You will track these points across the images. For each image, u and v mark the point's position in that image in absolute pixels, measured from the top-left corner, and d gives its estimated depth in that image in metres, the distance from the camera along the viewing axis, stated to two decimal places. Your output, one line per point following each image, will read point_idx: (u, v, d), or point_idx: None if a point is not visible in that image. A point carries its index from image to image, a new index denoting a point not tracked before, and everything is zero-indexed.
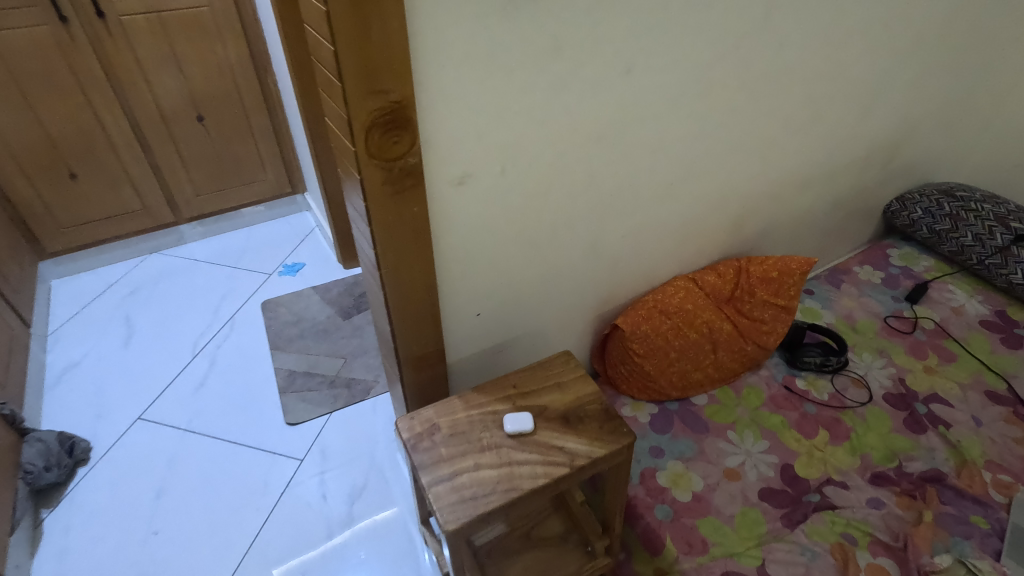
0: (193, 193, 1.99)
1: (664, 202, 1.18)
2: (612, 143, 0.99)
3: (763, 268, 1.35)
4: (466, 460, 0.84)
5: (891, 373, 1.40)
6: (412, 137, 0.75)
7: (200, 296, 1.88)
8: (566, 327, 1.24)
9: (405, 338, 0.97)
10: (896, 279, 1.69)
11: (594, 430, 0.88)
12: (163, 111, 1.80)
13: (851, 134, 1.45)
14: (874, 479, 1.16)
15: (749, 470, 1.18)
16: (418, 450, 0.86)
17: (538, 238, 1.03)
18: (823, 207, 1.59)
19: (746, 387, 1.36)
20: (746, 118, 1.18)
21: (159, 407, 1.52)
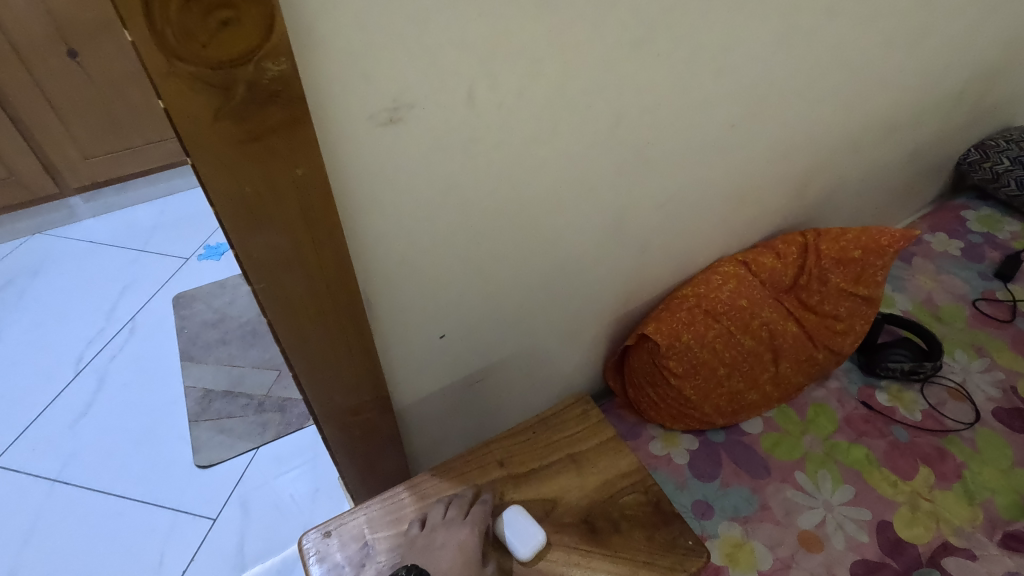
0: (80, 156, 1.54)
1: (718, 154, 0.79)
2: (655, 54, 0.59)
3: (839, 245, 0.98)
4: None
5: (997, 380, 1.06)
6: (261, 9, 0.34)
7: (93, 289, 1.46)
8: (573, 337, 0.87)
9: (320, 386, 0.59)
10: (979, 250, 1.34)
11: (636, 546, 0.54)
12: (16, 43, 1.33)
13: (954, 55, 1.06)
14: (1007, 543, 0.83)
15: (833, 534, 0.84)
16: (440, 530, 0.53)
17: (532, 214, 0.64)
18: (898, 160, 1.22)
19: (812, 405, 1.01)
20: (839, 21, 0.77)
21: (22, 448, 1.14)
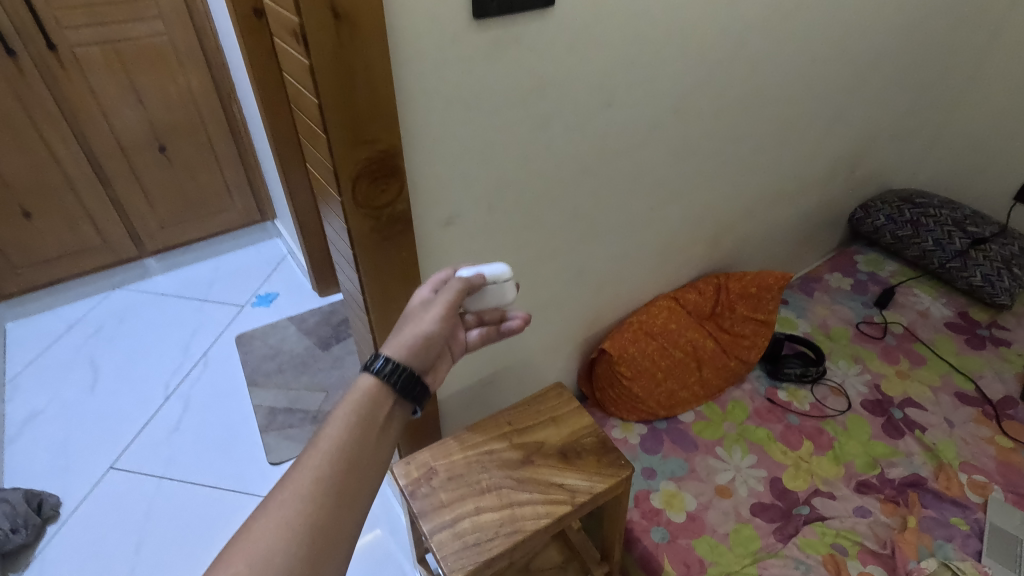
0: (157, 226, 1.93)
1: (645, 227, 1.19)
2: (594, 174, 0.99)
3: (741, 284, 1.38)
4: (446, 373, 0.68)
5: (866, 380, 1.45)
6: (399, 184, 0.73)
7: (170, 332, 1.81)
8: (554, 353, 1.24)
9: None
10: (865, 285, 1.75)
11: (592, 464, 0.89)
12: (122, 143, 1.73)
13: (819, 149, 1.49)
14: (859, 488, 1.20)
15: (739, 486, 1.20)
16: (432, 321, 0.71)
17: (524, 271, 1.02)
18: (793, 220, 1.63)
19: (730, 401, 1.38)
20: (721, 141, 1.19)
21: (132, 454, 1.46)
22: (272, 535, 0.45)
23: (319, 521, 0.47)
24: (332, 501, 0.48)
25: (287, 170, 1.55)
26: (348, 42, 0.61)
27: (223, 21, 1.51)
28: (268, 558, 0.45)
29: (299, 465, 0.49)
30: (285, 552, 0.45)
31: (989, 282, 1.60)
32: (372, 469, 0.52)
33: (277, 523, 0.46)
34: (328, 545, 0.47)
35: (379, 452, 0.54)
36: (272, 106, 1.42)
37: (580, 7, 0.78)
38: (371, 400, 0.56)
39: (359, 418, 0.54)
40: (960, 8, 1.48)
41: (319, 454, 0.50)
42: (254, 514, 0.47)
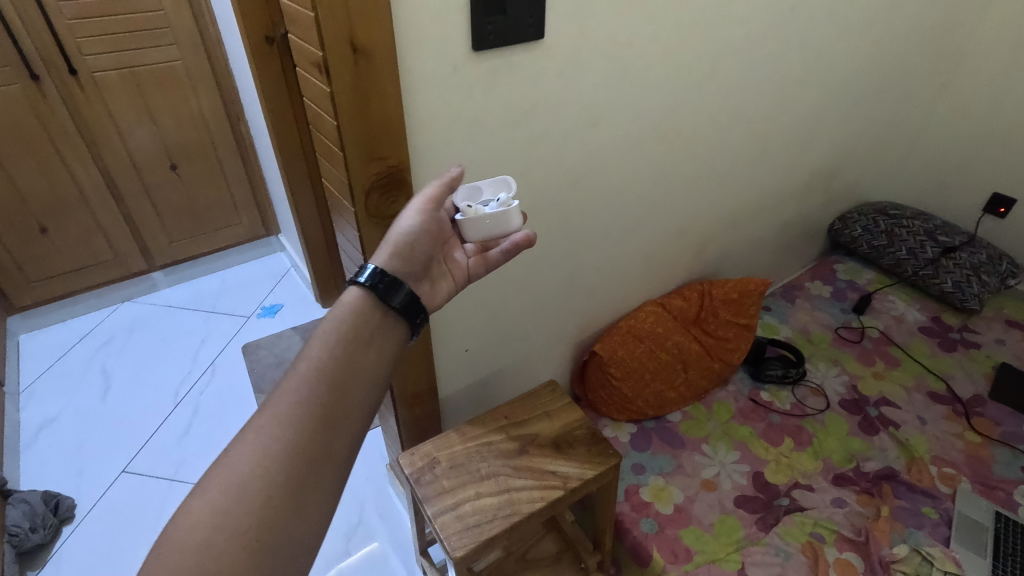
0: (167, 241, 2.01)
1: (632, 237, 1.27)
2: (583, 188, 1.08)
3: (724, 290, 1.46)
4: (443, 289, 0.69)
5: (844, 380, 1.53)
6: (406, 196, 0.83)
7: (179, 342, 1.87)
8: (547, 355, 1.32)
9: (401, 379, 1.02)
10: (843, 293, 1.84)
11: (583, 453, 0.96)
12: (136, 161, 1.83)
13: (797, 164, 1.58)
14: (836, 480, 1.27)
15: (724, 480, 1.27)
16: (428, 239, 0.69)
17: (519, 277, 1.10)
18: (774, 231, 1.73)
19: (715, 401, 1.46)
20: (702, 157, 1.27)
21: (143, 458, 1.51)
22: (251, 459, 0.48)
23: (298, 445, 0.49)
24: (314, 425, 0.50)
25: (295, 187, 1.63)
26: (365, 71, 0.69)
27: (234, 47, 1.60)
28: (247, 481, 0.47)
29: (280, 390, 0.52)
30: (264, 476, 0.47)
31: (959, 288, 1.71)
32: (356, 390, 0.53)
33: (255, 446, 0.48)
34: (309, 471, 0.49)
35: (365, 372, 0.54)
36: (283, 130, 1.50)
37: (568, 39, 0.87)
38: (356, 316, 0.57)
39: (342, 335, 0.55)
40: (925, 34, 1.58)
41: (299, 375, 0.52)
42: (235, 439, 0.50)
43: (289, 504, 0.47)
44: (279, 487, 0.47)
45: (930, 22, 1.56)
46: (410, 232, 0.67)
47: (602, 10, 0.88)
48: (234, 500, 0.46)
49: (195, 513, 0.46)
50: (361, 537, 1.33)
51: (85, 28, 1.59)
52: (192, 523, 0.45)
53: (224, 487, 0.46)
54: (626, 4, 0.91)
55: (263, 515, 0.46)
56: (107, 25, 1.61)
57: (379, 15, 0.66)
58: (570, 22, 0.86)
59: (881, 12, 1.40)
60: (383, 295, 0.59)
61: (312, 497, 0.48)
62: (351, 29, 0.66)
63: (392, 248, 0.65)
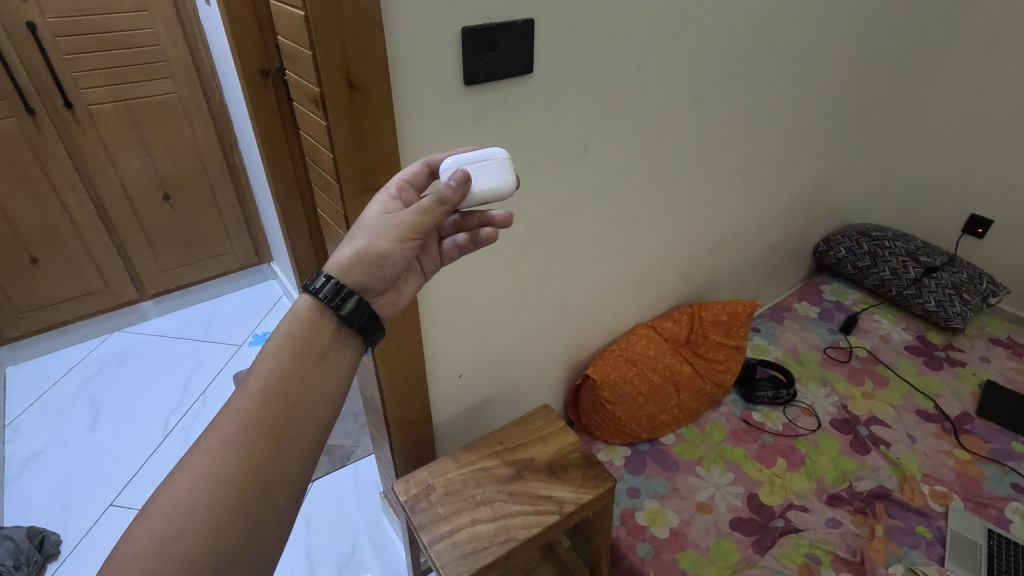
0: (159, 270, 2.01)
1: (621, 261, 1.30)
2: (572, 215, 1.10)
3: (713, 312, 1.48)
4: (411, 288, 0.70)
5: (834, 401, 1.54)
6: None
7: (169, 372, 1.86)
8: (540, 379, 1.32)
9: (395, 406, 1.03)
10: (831, 313, 1.87)
11: (578, 477, 0.97)
12: (129, 192, 1.84)
13: (780, 189, 1.62)
14: (830, 501, 1.28)
15: (718, 502, 1.27)
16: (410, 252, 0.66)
17: (511, 303, 1.12)
18: (761, 253, 1.76)
19: (708, 423, 1.46)
20: (688, 183, 1.31)
21: (132, 490, 1.49)
22: (197, 485, 0.49)
23: (247, 470, 0.51)
24: (265, 448, 0.52)
25: (288, 216, 1.65)
26: (360, 106, 0.72)
27: (230, 79, 1.63)
28: (192, 508, 0.48)
29: (229, 409, 0.53)
30: (211, 503, 0.49)
31: (942, 307, 1.74)
32: (309, 407, 0.55)
33: (201, 472, 0.50)
34: (259, 494, 0.51)
35: (317, 390, 0.56)
36: (277, 161, 1.53)
37: (556, 74, 0.91)
38: (306, 328, 0.58)
39: (293, 352, 0.56)
40: (898, 63, 1.65)
41: (248, 394, 0.53)
42: (182, 463, 0.51)
43: (241, 531, 0.49)
44: (228, 514, 0.49)
45: (903, 51, 1.63)
46: (388, 251, 0.63)
47: (588, 45, 0.92)
48: (180, 529, 0.47)
49: (138, 544, 0.46)
50: (354, 569, 1.31)
51: (82, 63, 1.62)
52: (138, 553, 0.46)
53: (170, 515, 0.48)
54: (611, 40, 0.94)
55: (213, 542, 0.48)
56: (104, 59, 1.64)
57: (374, 54, 0.69)
58: (558, 57, 0.89)
59: (856, 43, 1.46)
60: (333, 308, 0.59)
61: (265, 520, 0.51)
62: (347, 67, 0.68)
63: (363, 262, 0.62)
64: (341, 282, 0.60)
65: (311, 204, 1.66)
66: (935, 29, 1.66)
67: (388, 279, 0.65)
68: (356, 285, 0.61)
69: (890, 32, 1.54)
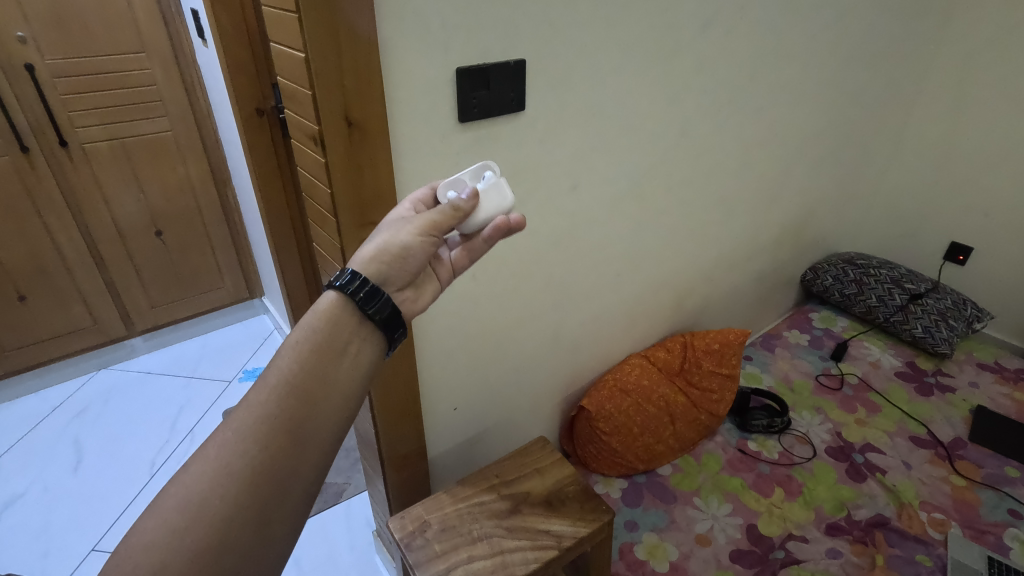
0: (148, 306, 2.00)
1: (614, 291, 1.31)
2: (565, 246, 1.12)
3: (705, 341, 1.49)
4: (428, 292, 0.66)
5: (828, 428, 1.55)
6: None
7: (155, 411, 1.82)
8: (536, 411, 1.32)
9: (390, 440, 1.01)
10: (821, 340, 1.89)
11: (576, 510, 0.96)
12: (121, 228, 1.84)
13: (766, 218, 1.66)
14: (829, 530, 1.27)
15: (717, 534, 1.26)
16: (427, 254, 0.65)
17: (505, 334, 1.12)
18: (750, 282, 1.78)
19: (704, 453, 1.46)
20: (677, 213, 1.34)
21: (115, 534, 1.44)
22: (213, 479, 0.47)
23: (260, 464, 0.48)
24: (281, 443, 0.49)
25: (281, 251, 1.65)
26: (358, 143, 0.73)
27: (225, 118, 1.66)
28: (204, 500, 0.46)
29: (246, 402, 0.50)
30: (224, 496, 0.46)
31: (930, 333, 1.77)
32: (327, 405, 0.52)
33: (214, 465, 0.47)
34: (272, 492, 0.48)
35: (336, 386, 0.53)
36: (270, 196, 1.54)
37: (547, 110, 0.93)
38: (329, 323, 0.54)
39: (313, 347, 0.52)
40: (874, 98, 1.72)
41: (266, 389, 0.50)
42: (195, 455, 0.48)
43: (253, 526, 0.47)
44: (240, 508, 0.46)
45: (877, 87, 1.70)
46: (410, 244, 0.61)
47: (577, 83, 0.95)
48: (190, 521, 0.45)
49: (148, 535, 0.44)
50: None
51: (79, 103, 1.64)
52: (146, 545, 0.44)
53: (181, 506, 0.45)
54: (600, 78, 0.98)
55: (223, 537, 0.45)
56: (100, 99, 1.66)
57: (371, 93, 0.71)
58: (548, 94, 0.92)
59: (833, 78, 1.52)
60: (359, 305, 0.55)
61: (276, 516, 0.48)
62: (344, 105, 0.70)
63: (385, 255, 0.60)
64: (369, 279, 0.57)
65: (304, 239, 1.67)
66: (908, 67, 1.74)
67: (410, 273, 0.62)
68: (377, 277, 0.59)
69: (865, 69, 1.60)
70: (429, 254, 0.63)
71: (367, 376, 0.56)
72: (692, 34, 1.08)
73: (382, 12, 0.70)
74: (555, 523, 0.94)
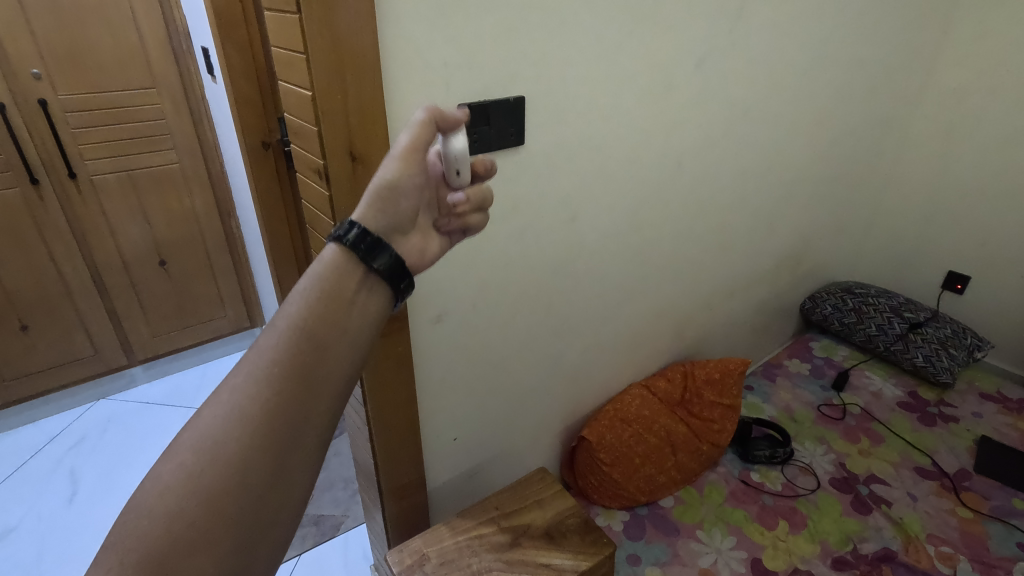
0: (149, 334, 2.01)
1: (614, 321, 1.32)
2: (565, 275, 1.13)
3: (706, 371, 1.49)
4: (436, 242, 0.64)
5: (832, 459, 1.53)
6: None
7: (153, 441, 1.80)
8: (536, 440, 1.31)
9: (388, 471, 1.01)
10: (822, 370, 1.89)
11: (577, 543, 0.95)
12: (125, 257, 1.86)
13: (764, 248, 1.68)
14: (836, 564, 1.25)
15: (721, 568, 1.23)
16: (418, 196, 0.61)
17: (507, 363, 1.13)
18: (749, 311, 1.79)
19: (707, 485, 1.44)
20: (675, 243, 1.35)
21: None
22: (228, 423, 0.44)
23: (274, 405, 0.46)
24: (292, 387, 0.46)
25: (284, 281, 1.67)
26: (361, 177, 0.75)
27: (232, 151, 1.69)
28: (217, 445, 0.44)
29: (257, 347, 0.48)
30: (238, 439, 0.44)
31: (930, 361, 1.77)
32: (338, 351, 0.49)
33: (228, 409, 0.45)
34: (287, 432, 0.46)
35: (346, 331, 0.50)
36: (273, 228, 1.57)
37: (546, 144, 0.96)
38: (334, 272, 0.51)
39: (320, 293, 0.50)
40: (867, 131, 1.75)
41: (276, 333, 0.48)
42: (210, 400, 0.46)
43: (269, 469, 0.45)
44: (255, 450, 0.44)
45: (870, 120, 1.74)
46: (400, 182, 0.58)
47: (576, 118, 0.98)
48: (206, 464, 0.43)
49: (164, 478, 0.43)
50: None
51: (89, 136, 1.68)
52: (162, 488, 0.42)
53: (196, 447, 0.44)
54: (598, 113, 1.01)
55: (238, 479, 0.43)
56: (110, 132, 1.70)
57: (375, 130, 0.74)
58: (547, 128, 0.95)
59: (827, 112, 1.56)
60: (362, 256, 0.52)
61: (293, 456, 0.46)
62: (349, 141, 0.72)
63: (376, 199, 0.57)
64: (367, 230, 0.53)
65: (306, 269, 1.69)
66: (899, 102, 1.78)
67: (406, 218, 0.59)
68: (378, 230, 0.56)
69: (858, 103, 1.64)
70: (417, 188, 0.60)
71: (377, 324, 0.53)
72: (687, 73, 1.12)
73: (387, 50, 0.72)
74: (556, 556, 0.92)
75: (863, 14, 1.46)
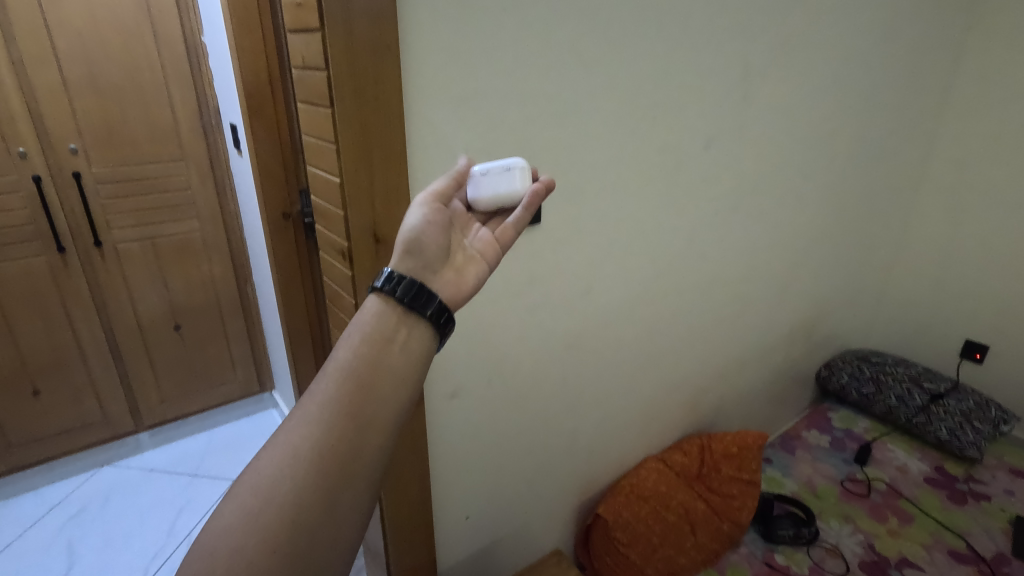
0: (159, 399, 2.00)
1: (629, 393, 1.30)
2: (580, 347, 1.13)
3: (723, 445, 1.45)
4: (471, 272, 0.60)
5: (860, 540, 1.46)
6: None
7: (154, 511, 1.75)
8: (550, 518, 1.27)
9: (398, 553, 0.97)
10: (842, 442, 1.83)
11: None
12: (142, 321, 1.88)
13: (778, 318, 1.67)
14: None
15: None
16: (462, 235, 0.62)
17: (521, 437, 1.11)
18: (764, 380, 1.76)
19: (729, 568, 1.37)
20: (689, 314, 1.35)
21: None
22: (284, 462, 0.44)
23: (326, 447, 0.45)
24: (344, 427, 0.46)
25: (297, 348, 1.68)
26: (383, 258, 0.78)
27: (252, 220, 1.75)
28: (273, 486, 0.44)
29: (309, 394, 0.48)
30: (293, 479, 0.44)
31: (955, 435, 1.71)
32: (387, 392, 0.48)
33: (284, 449, 0.45)
34: (341, 477, 0.45)
35: (392, 373, 0.49)
36: (289, 295, 1.59)
37: (562, 221, 0.98)
38: (377, 317, 0.52)
39: (364, 335, 0.50)
40: (874, 202, 1.79)
41: (327, 376, 0.48)
42: (267, 445, 0.46)
43: (320, 510, 0.44)
44: (311, 493, 0.44)
45: (877, 192, 1.77)
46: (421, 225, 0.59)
47: (591, 197, 1.01)
48: (263, 502, 0.43)
49: (225, 517, 0.43)
50: None
51: (117, 206, 1.74)
52: (224, 528, 0.42)
53: (254, 489, 0.44)
54: (612, 192, 1.04)
55: (295, 515, 0.43)
56: (138, 202, 1.77)
57: (397, 215, 0.76)
58: (564, 206, 0.97)
59: (833, 186, 1.60)
60: (404, 302, 0.52)
61: (345, 499, 0.45)
62: (373, 224, 0.75)
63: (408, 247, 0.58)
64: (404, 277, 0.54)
65: (319, 336, 1.69)
66: (904, 175, 1.83)
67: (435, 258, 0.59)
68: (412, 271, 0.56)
69: (864, 176, 1.68)
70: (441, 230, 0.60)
71: (423, 363, 0.52)
72: (697, 152, 1.16)
73: (412, 139, 0.76)
74: None
75: (865, 95, 1.52)
